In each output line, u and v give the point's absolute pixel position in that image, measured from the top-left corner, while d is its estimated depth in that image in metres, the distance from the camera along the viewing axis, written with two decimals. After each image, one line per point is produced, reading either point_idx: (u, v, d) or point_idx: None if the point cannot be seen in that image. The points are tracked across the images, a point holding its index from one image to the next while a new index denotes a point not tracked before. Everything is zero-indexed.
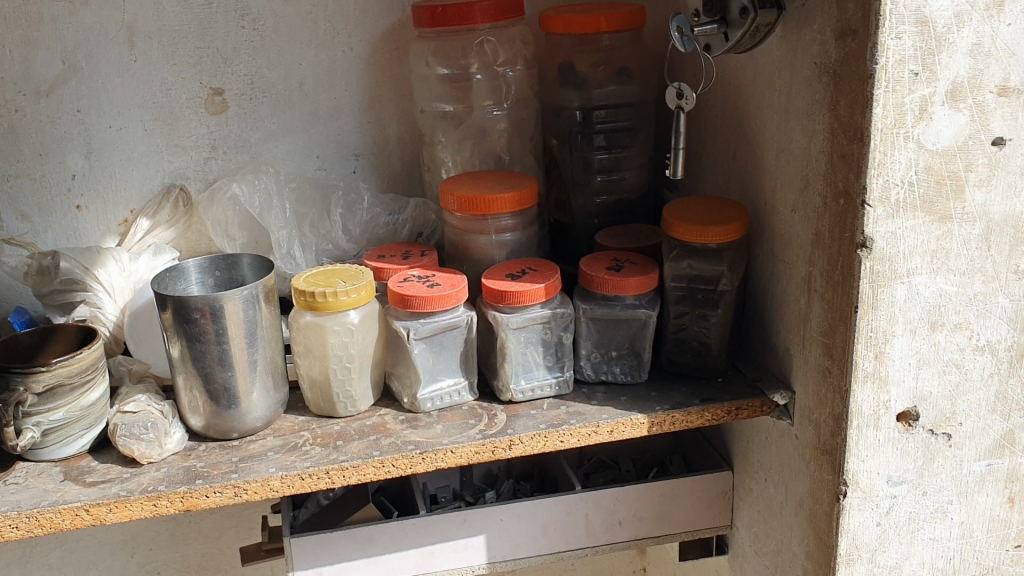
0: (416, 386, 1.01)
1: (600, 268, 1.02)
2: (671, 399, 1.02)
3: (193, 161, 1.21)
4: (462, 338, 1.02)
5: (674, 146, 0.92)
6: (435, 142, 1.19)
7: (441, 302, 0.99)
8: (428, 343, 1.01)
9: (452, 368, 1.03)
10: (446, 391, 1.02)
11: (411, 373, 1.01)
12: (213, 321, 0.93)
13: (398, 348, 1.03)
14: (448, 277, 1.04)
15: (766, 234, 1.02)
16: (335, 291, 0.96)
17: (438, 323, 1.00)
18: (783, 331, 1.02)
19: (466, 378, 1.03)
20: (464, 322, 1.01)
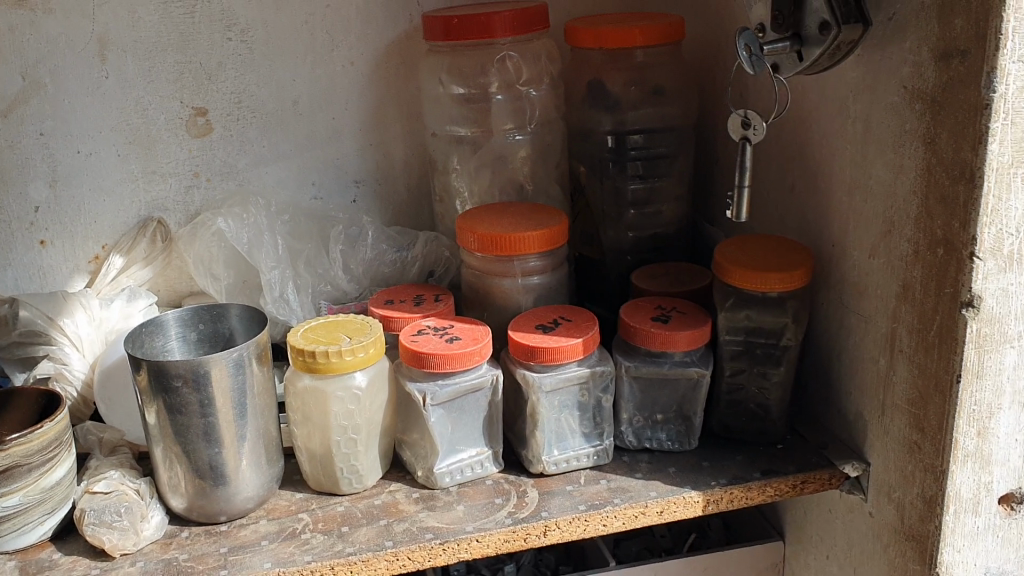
0: (432, 458, 0.88)
1: (644, 319, 0.89)
2: (727, 472, 0.89)
3: (173, 189, 1.07)
4: (486, 402, 0.89)
5: (739, 183, 0.79)
6: (448, 169, 1.05)
7: (464, 359, 0.85)
8: (447, 408, 0.87)
9: (475, 435, 0.89)
10: (467, 463, 0.89)
11: (427, 442, 0.88)
12: (197, 390, 0.80)
13: (411, 413, 0.89)
14: (469, 328, 0.90)
15: (834, 280, 0.89)
16: (339, 350, 0.83)
17: (459, 385, 0.86)
18: (854, 391, 0.89)
19: (490, 446, 0.90)
20: (488, 383, 0.88)
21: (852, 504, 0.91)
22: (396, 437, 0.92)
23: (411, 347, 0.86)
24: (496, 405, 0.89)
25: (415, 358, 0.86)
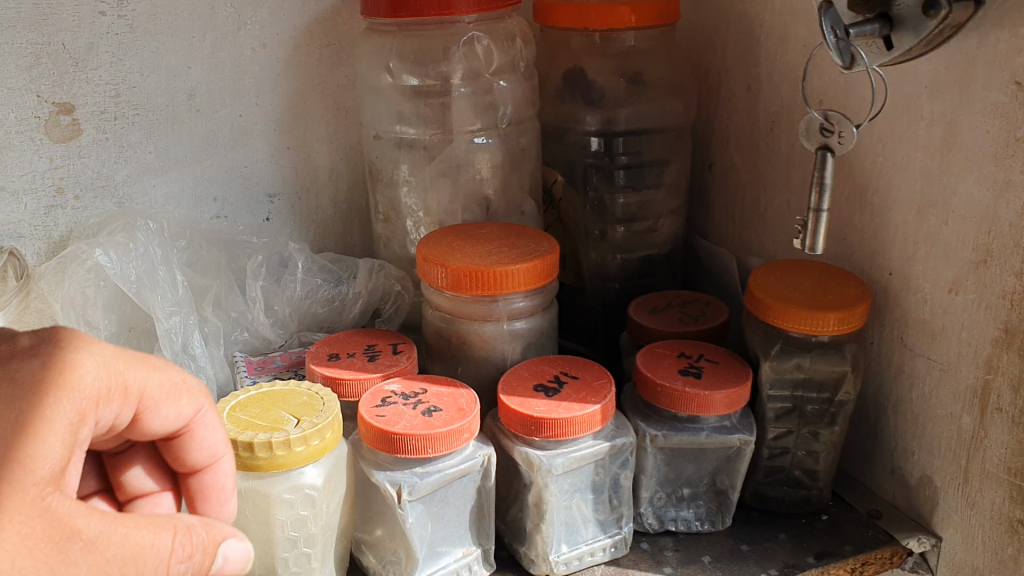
0: (410, 568, 0.67)
1: (671, 374, 0.71)
2: (775, 559, 0.71)
3: (28, 211, 0.80)
4: (475, 488, 0.69)
5: (816, 207, 0.62)
6: (395, 182, 0.83)
7: (449, 439, 0.65)
8: (428, 503, 0.66)
9: (462, 531, 0.69)
10: (453, 568, 0.69)
11: (402, 549, 0.67)
12: (87, 514, 0.57)
13: (376, 508, 0.68)
14: (447, 392, 0.70)
15: (891, 315, 0.73)
16: (287, 440, 0.61)
17: (444, 473, 0.66)
18: (918, 449, 0.72)
19: (478, 544, 0.70)
20: (479, 466, 0.68)
21: None
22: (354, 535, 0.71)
23: (374, 423, 0.65)
24: (488, 492, 0.69)
25: (379, 433, 0.65)
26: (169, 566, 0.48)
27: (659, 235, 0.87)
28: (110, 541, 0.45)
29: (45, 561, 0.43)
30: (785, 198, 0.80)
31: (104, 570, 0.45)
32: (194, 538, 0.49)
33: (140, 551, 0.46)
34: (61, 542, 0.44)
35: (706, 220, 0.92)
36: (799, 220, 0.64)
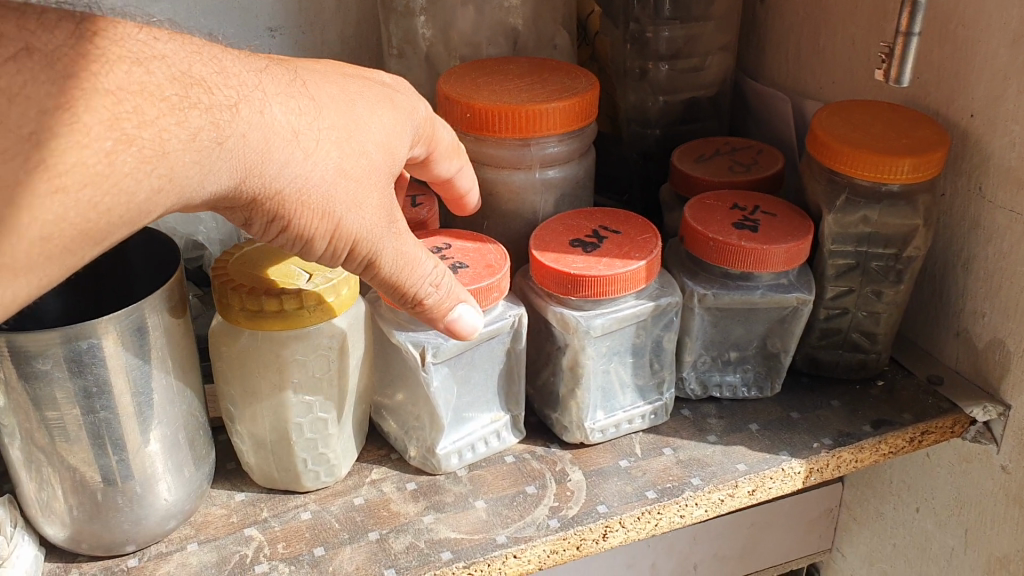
0: (432, 434, 0.62)
1: (724, 228, 0.63)
2: (828, 428, 0.66)
3: None
4: (504, 351, 0.63)
5: (906, 30, 0.59)
6: (411, 11, 0.74)
7: (476, 297, 0.58)
8: (453, 366, 0.60)
9: (489, 396, 0.64)
10: (479, 435, 0.64)
11: (424, 412, 0.61)
12: (75, 376, 0.51)
13: (397, 369, 0.62)
14: (473, 247, 0.62)
15: (969, 163, 0.63)
16: (300, 295, 0.54)
17: (473, 335, 0.59)
18: (990, 310, 0.65)
19: (507, 410, 0.65)
20: (510, 327, 0.61)
21: (969, 454, 0.69)
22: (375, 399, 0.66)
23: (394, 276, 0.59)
24: (518, 354, 0.63)
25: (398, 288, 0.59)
26: (427, 286, 0.52)
27: (706, 74, 0.78)
28: (413, 244, 0.52)
29: (379, 240, 0.50)
30: (851, 32, 0.70)
31: (402, 268, 0.51)
32: (455, 284, 0.54)
33: (415, 261, 0.51)
34: (395, 227, 0.51)
35: (758, 58, 0.82)
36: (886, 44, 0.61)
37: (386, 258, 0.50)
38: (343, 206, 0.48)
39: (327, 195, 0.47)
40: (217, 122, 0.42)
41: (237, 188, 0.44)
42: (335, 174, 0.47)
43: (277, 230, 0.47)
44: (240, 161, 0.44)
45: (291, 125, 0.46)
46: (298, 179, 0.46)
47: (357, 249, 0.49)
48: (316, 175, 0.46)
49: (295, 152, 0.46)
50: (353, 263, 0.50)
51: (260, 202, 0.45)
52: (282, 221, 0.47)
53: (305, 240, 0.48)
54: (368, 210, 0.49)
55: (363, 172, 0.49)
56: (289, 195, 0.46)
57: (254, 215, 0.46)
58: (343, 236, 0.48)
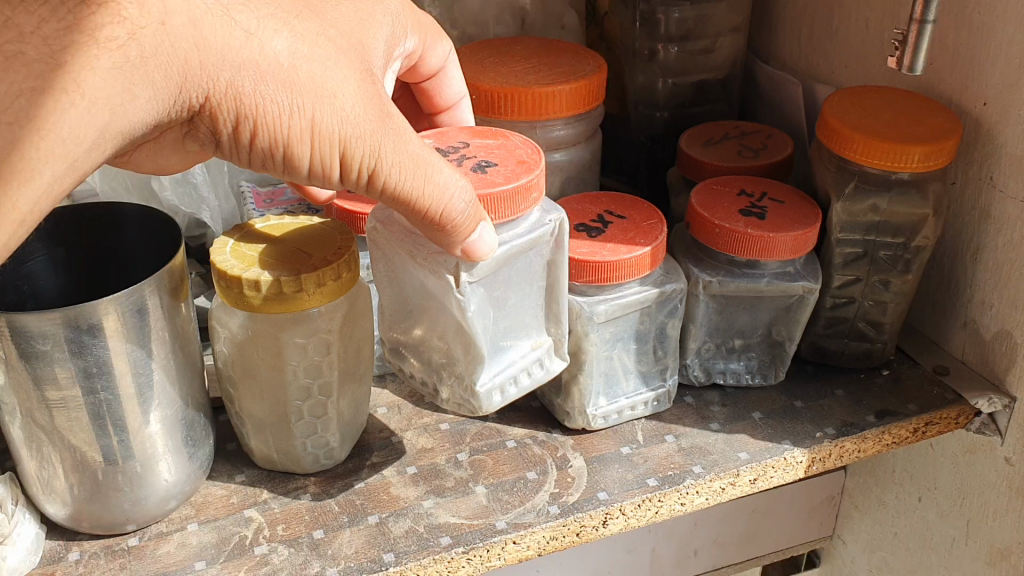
0: (463, 365, 0.55)
1: (731, 215, 0.63)
2: (832, 418, 0.66)
3: None
4: (542, 266, 0.56)
5: (920, 19, 0.58)
6: None
7: (517, 199, 0.51)
8: (490, 285, 0.53)
9: (529, 321, 0.57)
10: (522, 363, 0.57)
11: (456, 344, 0.54)
12: (76, 356, 0.51)
13: (415, 296, 0.55)
14: (496, 144, 0.56)
15: (981, 152, 0.62)
16: (317, 273, 0.54)
17: (512, 246, 0.52)
18: (999, 301, 0.64)
19: (548, 334, 0.59)
20: (548, 237, 0.55)
21: (973, 445, 0.69)
22: (388, 341, 0.59)
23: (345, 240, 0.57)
24: (561, 269, 0.56)
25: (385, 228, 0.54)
26: (451, 200, 0.46)
27: (716, 58, 0.77)
28: (415, 144, 0.47)
29: (370, 133, 0.46)
30: (865, 16, 0.69)
31: (416, 177, 0.46)
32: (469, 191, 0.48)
33: (420, 161, 0.47)
34: (384, 120, 0.46)
35: (769, 41, 0.81)
36: (898, 31, 0.61)
37: (382, 153, 0.46)
38: (303, 95, 0.44)
39: (280, 88, 0.44)
40: (132, 17, 0.41)
41: (184, 93, 0.43)
42: (289, 56, 0.44)
43: (246, 135, 0.45)
44: (177, 59, 0.42)
45: (218, 8, 0.43)
46: (242, 73, 0.43)
47: (348, 147, 0.46)
48: (266, 61, 0.44)
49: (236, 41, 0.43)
50: (352, 169, 0.47)
51: (212, 105, 0.44)
52: (242, 119, 0.44)
53: (285, 143, 0.45)
54: (340, 102, 0.45)
55: (324, 51, 0.46)
56: (237, 88, 0.43)
57: (215, 124, 0.45)
58: (324, 133, 0.45)
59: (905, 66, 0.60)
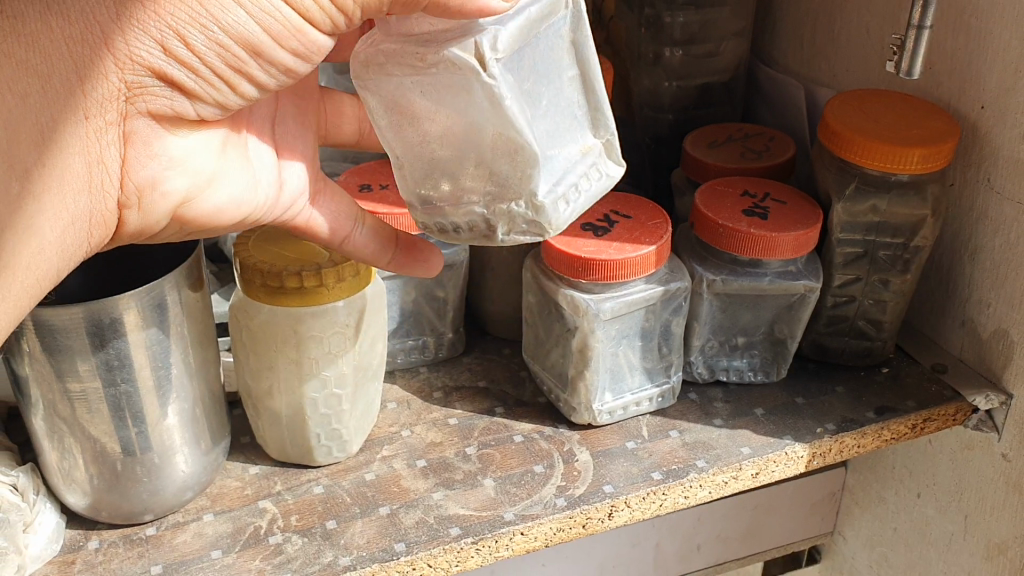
0: (506, 171, 0.44)
1: (734, 214, 0.64)
2: (832, 414, 0.67)
3: None
4: (565, 45, 0.45)
5: (919, 24, 0.59)
6: None
7: None
8: (518, 74, 0.43)
9: (571, 125, 0.47)
10: (574, 168, 0.47)
11: (488, 181, 0.45)
12: (97, 350, 0.52)
13: (434, 131, 0.44)
14: None
15: (978, 155, 0.64)
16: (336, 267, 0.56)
17: (528, 12, 0.42)
18: (996, 300, 0.65)
19: (598, 134, 0.49)
20: (564, 2, 0.44)
21: (971, 441, 0.70)
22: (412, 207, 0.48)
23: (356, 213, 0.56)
24: (589, 48, 0.46)
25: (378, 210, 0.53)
26: None
27: (720, 61, 0.78)
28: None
29: None
30: (865, 20, 0.70)
31: None
32: None
33: None
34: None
35: (771, 45, 0.83)
36: (897, 37, 0.62)
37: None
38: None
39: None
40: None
41: (88, 58, 0.41)
42: None
43: (182, 56, 0.42)
44: (49, 40, 0.40)
45: None
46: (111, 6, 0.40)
47: (286, 0, 0.43)
48: None
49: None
50: (315, 9, 0.43)
51: (129, 57, 0.41)
52: (161, 40, 0.42)
53: (219, 30, 0.42)
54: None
55: None
56: (126, 22, 0.41)
57: (150, 70, 0.42)
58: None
59: (904, 72, 0.62)
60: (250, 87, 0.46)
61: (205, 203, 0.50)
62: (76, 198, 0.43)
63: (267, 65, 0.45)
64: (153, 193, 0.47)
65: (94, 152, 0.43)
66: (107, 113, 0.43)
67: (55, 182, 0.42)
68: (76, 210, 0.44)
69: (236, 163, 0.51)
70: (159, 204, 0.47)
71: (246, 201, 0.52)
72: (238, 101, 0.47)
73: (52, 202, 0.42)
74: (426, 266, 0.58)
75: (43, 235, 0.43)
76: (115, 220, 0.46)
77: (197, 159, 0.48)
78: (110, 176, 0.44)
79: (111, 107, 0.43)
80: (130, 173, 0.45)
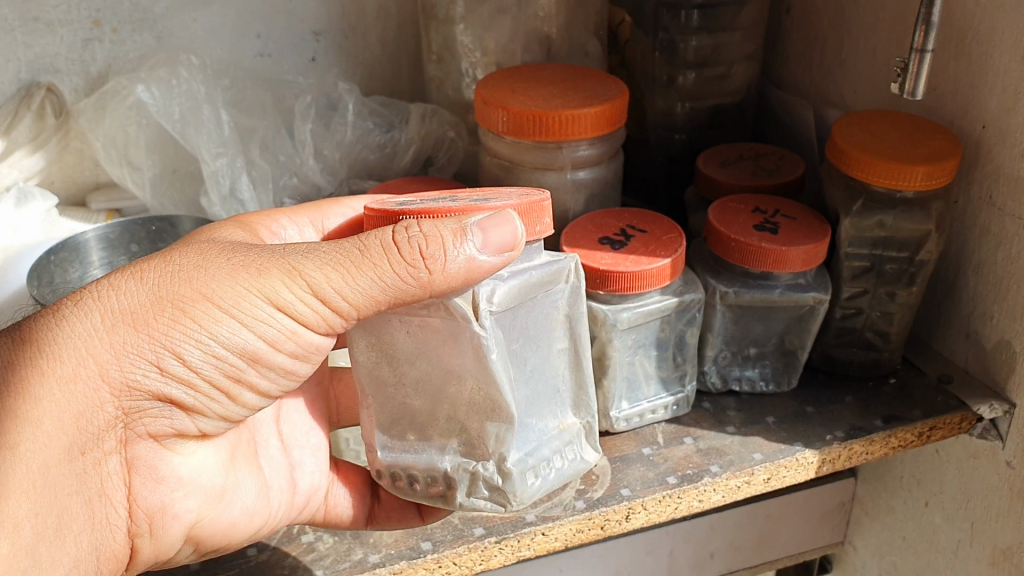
0: (479, 424, 0.50)
1: (746, 229, 0.67)
2: (842, 422, 0.69)
3: (66, 43, 0.76)
4: (560, 319, 0.53)
5: (920, 47, 0.62)
6: (451, 19, 0.78)
7: (532, 218, 0.49)
8: (508, 330, 0.50)
9: (553, 398, 0.54)
10: (549, 442, 0.54)
11: (461, 440, 0.51)
12: None
13: (424, 388, 0.51)
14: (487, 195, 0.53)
15: (981, 173, 0.67)
16: None
17: (529, 273, 0.50)
18: (999, 313, 0.68)
19: (575, 417, 0.56)
20: (568, 276, 0.52)
21: (976, 451, 0.72)
22: (383, 468, 0.53)
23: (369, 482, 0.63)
24: (580, 323, 0.54)
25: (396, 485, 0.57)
26: (431, 260, 0.45)
27: (731, 83, 0.81)
28: (320, 249, 0.48)
29: (273, 279, 0.47)
30: (872, 44, 0.73)
31: (342, 260, 0.47)
32: (450, 225, 0.46)
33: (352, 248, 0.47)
34: (266, 256, 0.48)
35: (782, 68, 0.86)
36: (900, 61, 0.65)
37: (301, 270, 0.47)
38: (173, 304, 0.46)
39: (155, 319, 0.46)
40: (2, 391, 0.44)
41: (86, 393, 0.45)
42: (124, 296, 0.46)
43: (182, 376, 0.47)
44: (46, 389, 0.45)
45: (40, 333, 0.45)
46: (108, 340, 0.45)
47: (274, 305, 0.48)
48: (116, 311, 0.46)
49: (66, 330, 0.45)
50: (301, 306, 0.48)
51: (128, 386, 0.46)
52: (158, 362, 0.46)
53: (217, 347, 0.47)
54: (204, 279, 0.47)
55: (161, 267, 0.48)
56: (123, 353, 0.46)
57: (148, 396, 0.47)
58: (232, 311, 0.47)
59: (909, 94, 0.65)
60: (249, 395, 0.51)
61: (215, 517, 0.55)
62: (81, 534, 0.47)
63: (264, 369, 0.50)
64: (161, 516, 0.51)
65: (94, 487, 0.47)
66: (107, 444, 0.47)
67: (63, 529, 0.46)
68: (84, 544, 0.47)
69: (244, 474, 0.57)
70: (172, 525, 0.52)
71: (255, 511, 0.57)
72: (238, 411, 0.52)
73: (55, 548, 0.45)
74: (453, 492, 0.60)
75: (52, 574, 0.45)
76: (128, 548, 0.50)
77: (206, 474, 0.54)
78: (116, 508, 0.48)
79: (112, 438, 0.47)
80: (138, 501, 0.50)
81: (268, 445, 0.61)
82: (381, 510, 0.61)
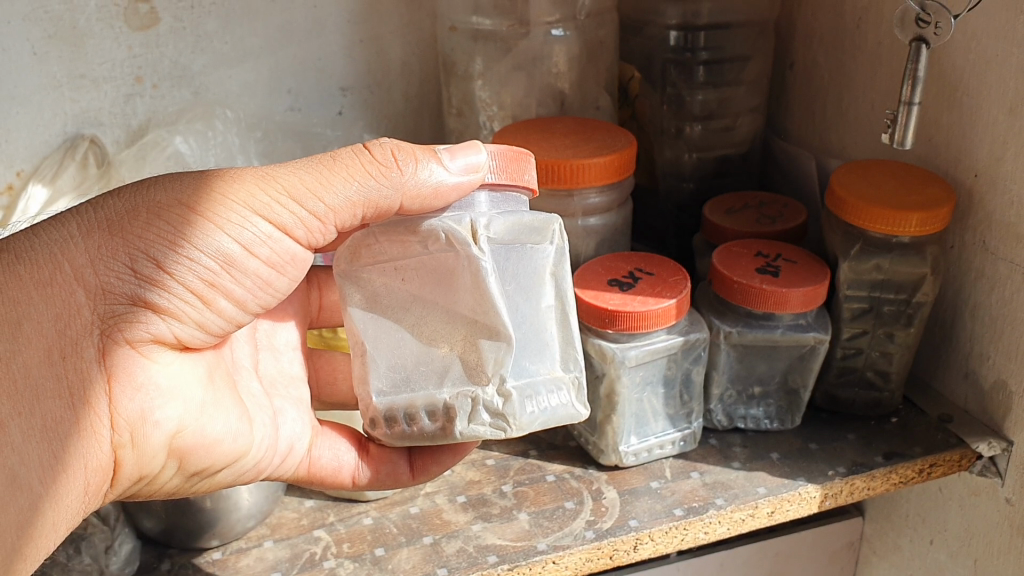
0: (477, 352, 0.55)
1: (748, 272, 0.71)
2: (843, 458, 0.72)
3: (109, 98, 0.81)
4: (547, 275, 0.56)
5: (908, 100, 0.66)
6: (470, 76, 0.83)
7: (521, 164, 0.55)
8: (500, 262, 0.55)
9: (543, 347, 0.56)
10: (544, 392, 0.56)
11: (460, 368, 0.55)
12: None
13: (423, 328, 0.55)
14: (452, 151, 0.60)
15: (974, 220, 0.70)
16: None
17: (520, 215, 0.54)
18: (995, 353, 0.70)
19: (567, 371, 0.57)
20: (554, 234, 0.55)
21: (977, 488, 0.74)
22: (378, 413, 0.55)
23: (361, 437, 0.66)
24: (565, 280, 0.57)
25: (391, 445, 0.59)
26: (400, 177, 0.53)
27: (735, 134, 0.86)
28: (290, 165, 0.54)
29: (248, 188, 0.52)
30: (869, 97, 0.77)
31: (315, 175, 0.53)
32: (415, 157, 0.54)
33: (321, 171, 0.53)
34: (239, 171, 0.53)
35: (785, 121, 0.90)
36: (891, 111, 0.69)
37: (273, 177, 0.53)
38: (147, 210, 0.50)
39: (130, 225, 0.50)
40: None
41: (61, 294, 0.49)
42: (103, 203, 0.51)
43: (161, 279, 0.50)
44: (25, 293, 0.48)
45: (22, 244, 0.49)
46: (84, 245, 0.49)
47: (251, 208, 0.52)
48: (96, 216, 0.50)
49: (42, 240, 0.49)
50: (281, 212, 0.53)
51: (103, 289, 0.50)
52: (132, 264, 0.50)
53: (191, 252, 0.51)
54: (179, 190, 0.51)
55: (139, 182, 0.52)
56: (98, 257, 0.49)
57: (126, 300, 0.50)
58: (209, 213, 0.51)
59: (901, 146, 0.68)
60: (224, 302, 0.54)
61: (199, 432, 0.54)
62: (65, 438, 0.49)
63: (239, 277, 0.53)
64: (145, 425, 0.52)
65: (76, 392, 0.49)
66: (88, 352, 0.49)
67: (46, 430, 0.48)
68: (68, 453, 0.49)
69: (228, 397, 0.58)
70: (154, 435, 0.52)
71: (241, 436, 0.57)
72: (215, 321, 0.54)
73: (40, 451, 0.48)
74: (450, 452, 0.64)
75: (34, 473, 0.48)
76: (112, 460, 0.52)
77: (188, 388, 0.54)
78: (101, 417, 0.50)
79: (90, 346, 0.49)
80: (119, 410, 0.51)
81: (250, 384, 0.61)
82: (369, 460, 0.65)
